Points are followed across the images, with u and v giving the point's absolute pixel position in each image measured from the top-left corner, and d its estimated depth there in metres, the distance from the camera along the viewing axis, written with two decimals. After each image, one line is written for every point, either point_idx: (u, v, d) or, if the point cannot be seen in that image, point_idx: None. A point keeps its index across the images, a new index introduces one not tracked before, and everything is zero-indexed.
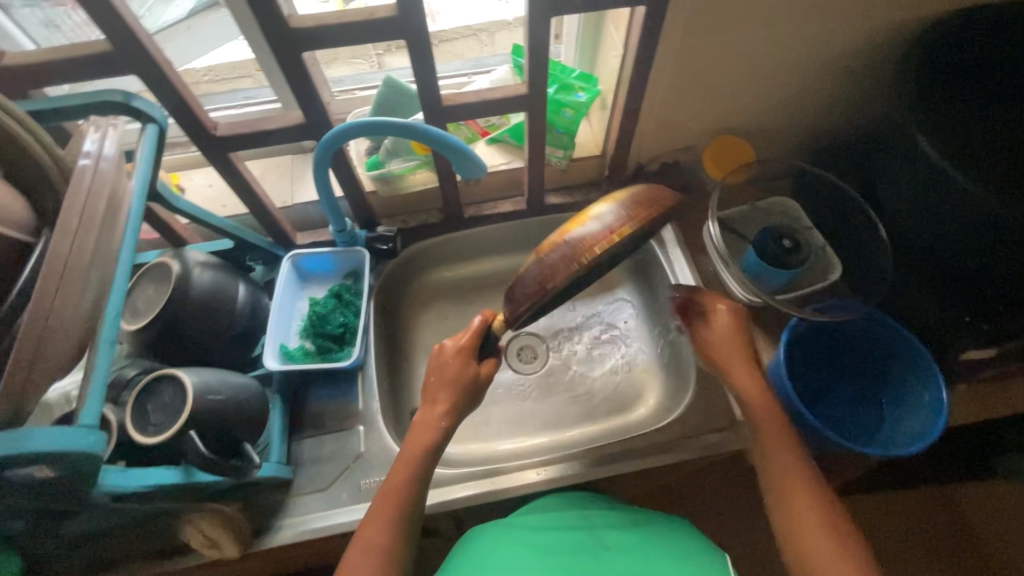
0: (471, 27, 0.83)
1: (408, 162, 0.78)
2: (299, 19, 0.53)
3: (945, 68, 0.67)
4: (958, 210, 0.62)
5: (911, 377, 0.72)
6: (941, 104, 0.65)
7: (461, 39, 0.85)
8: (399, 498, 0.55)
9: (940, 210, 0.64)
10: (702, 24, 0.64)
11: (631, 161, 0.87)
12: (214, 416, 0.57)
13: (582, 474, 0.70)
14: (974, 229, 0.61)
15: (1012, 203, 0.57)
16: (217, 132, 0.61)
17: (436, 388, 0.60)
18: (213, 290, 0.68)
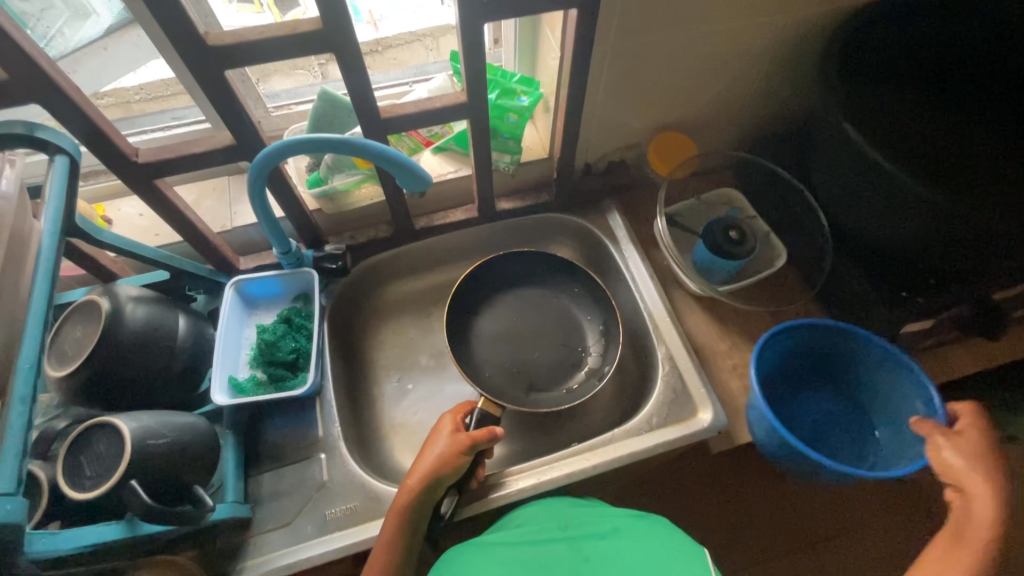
0: (415, 33, 0.82)
1: (351, 177, 0.75)
2: (217, 35, 0.50)
3: (857, 56, 0.70)
4: (885, 193, 0.64)
5: (900, 386, 0.70)
6: (859, 93, 0.68)
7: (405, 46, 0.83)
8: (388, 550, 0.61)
9: (872, 192, 0.66)
10: (635, 24, 0.64)
11: (579, 162, 0.87)
12: (158, 462, 0.54)
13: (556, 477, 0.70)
14: (903, 208, 0.64)
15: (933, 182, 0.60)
16: (138, 159, 0.58)
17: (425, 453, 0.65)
18: (148, 326, 0.64)
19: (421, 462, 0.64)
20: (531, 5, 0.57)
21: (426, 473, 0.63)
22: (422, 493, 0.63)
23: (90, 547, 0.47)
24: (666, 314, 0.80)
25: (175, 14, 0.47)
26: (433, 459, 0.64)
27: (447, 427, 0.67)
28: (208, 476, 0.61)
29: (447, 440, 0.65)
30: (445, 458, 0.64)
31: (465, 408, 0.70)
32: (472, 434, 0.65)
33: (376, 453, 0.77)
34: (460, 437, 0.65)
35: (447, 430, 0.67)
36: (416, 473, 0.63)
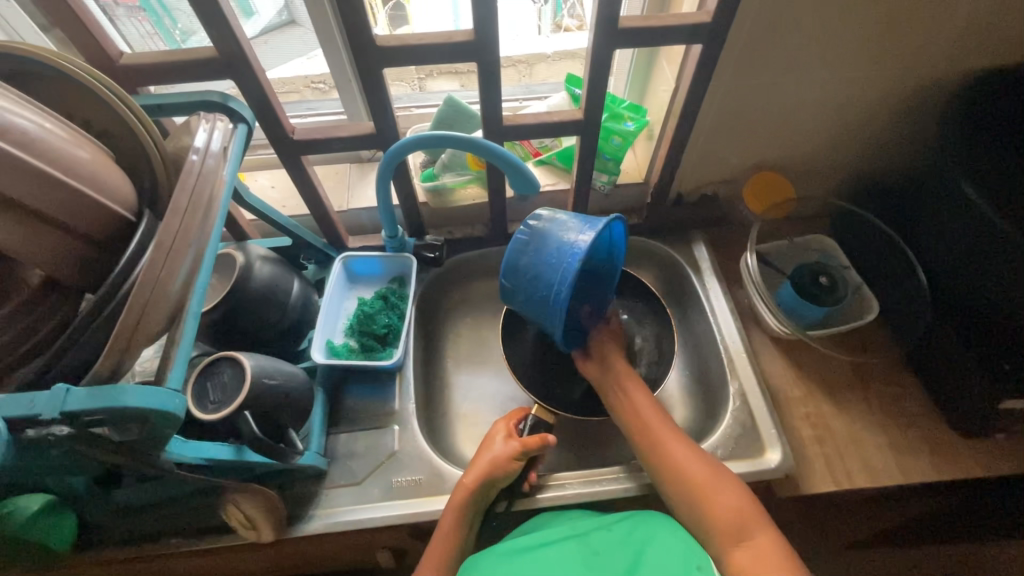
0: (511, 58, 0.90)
1: (461, 177, 0.82)
2: (384, 37, 0.58)
3: (991, 114, 0.69)
4: (998, 252, 0.64)
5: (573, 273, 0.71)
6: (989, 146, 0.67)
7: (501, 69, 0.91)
8: (451, 536, 0.65)
9: (990, 256, 0.66)
10: (754, 63, 0.67)
11: (673, 190, 0.89)
12: (267, 400, 0.61)
13: (617, 485, 0.71)
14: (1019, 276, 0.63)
15: None
16: (294, 135, 0.66)
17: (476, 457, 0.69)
18: (271, 282, 0.72)
19: (475, 461, 0.68)
20: (660, 37, 0.61)
21: (479, 471, 0.67)
22: (476, 492, 0.66)
23: (208, 462, 0.54)
24: (743, 349, 0.80)
25: (356, 15, 0.54)
26: (489, 460, 0.67)
27: (499, 433, 0.71)
28: (300, 424, 0.68)
29: (499, 444, 0.69)
30: (495, 460, 0.67)
31: (517, 416, 0.74)
32: (525, 441, 0.69)
33: (442, 434, 0.81)
34: (512, 444, 0.69)
35: (502, 435, 0.71)
36: (470, 472, 0.67)
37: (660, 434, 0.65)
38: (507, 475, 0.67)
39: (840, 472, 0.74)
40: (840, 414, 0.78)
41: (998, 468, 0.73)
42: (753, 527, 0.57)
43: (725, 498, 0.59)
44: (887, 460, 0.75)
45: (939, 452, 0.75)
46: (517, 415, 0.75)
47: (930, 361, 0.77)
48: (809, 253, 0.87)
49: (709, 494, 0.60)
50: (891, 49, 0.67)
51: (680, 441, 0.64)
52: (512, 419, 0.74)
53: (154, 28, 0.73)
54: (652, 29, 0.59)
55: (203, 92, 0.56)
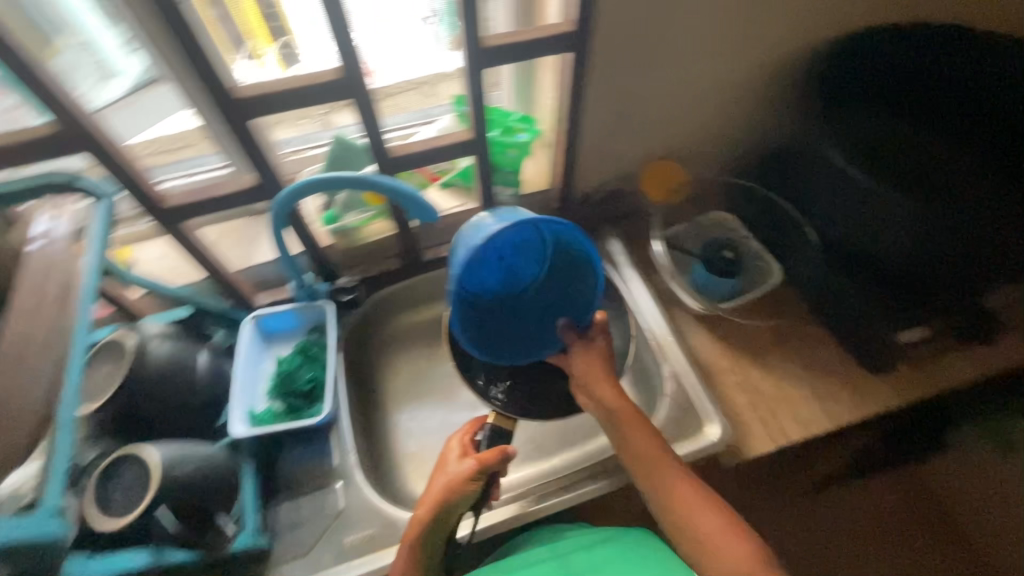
0: None
1: (364, 214, 0.80)
2: (245, 88, 0.55)
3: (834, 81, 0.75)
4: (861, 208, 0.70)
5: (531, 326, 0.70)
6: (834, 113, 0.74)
7: None
8: None
9: (854, 206, 0.72)
10: (623, 63, 0.70)
11: (578, 192, 0.92)
12: (186, 490, 0.56)
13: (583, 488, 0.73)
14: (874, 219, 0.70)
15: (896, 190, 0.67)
16: (169, 202, 0.62)
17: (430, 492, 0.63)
18: (173, 360, 0.67)
19: (430, 490, 0.63)
20: (529, 51, 0.62)
21: (434, 501, 0.61)
22: (433, 525, 0.62)
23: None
24: (669, 333, 0.83)
25: (208, 69, 0.52)
26: (442, 486, 0.62)
27: (454, 451, 0.65)
28: (229, 505, 0.63)
29: (455, 466, 0.63)
30: (451, 484, 0.61)
31: (473, 428, 0.67)
32: (481, 456, 0.62)
33: (391, 479, 0.78)
34: (468, 462, 0.62)
35: (456, 454, 0.65)
36: (426, 505, 0.61)
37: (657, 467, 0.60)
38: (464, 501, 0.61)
39: (776, 431, 0.78)
40: (767, 376, 0.83)
41: (910, 395, 0.80)
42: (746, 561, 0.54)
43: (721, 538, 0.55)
44: (814, 410, 0.79)
45: (856, 391, 0.81)
46: (475, 426, 0.67)
47: (834, 309, 0.83)
48: (712, 230, 0.91)
49: (704, 533, 0.56)
50: (742, 33, 0.72)
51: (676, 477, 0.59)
52: (472, 433, 0.67)
53: None
54: (518, 44, 0.61)
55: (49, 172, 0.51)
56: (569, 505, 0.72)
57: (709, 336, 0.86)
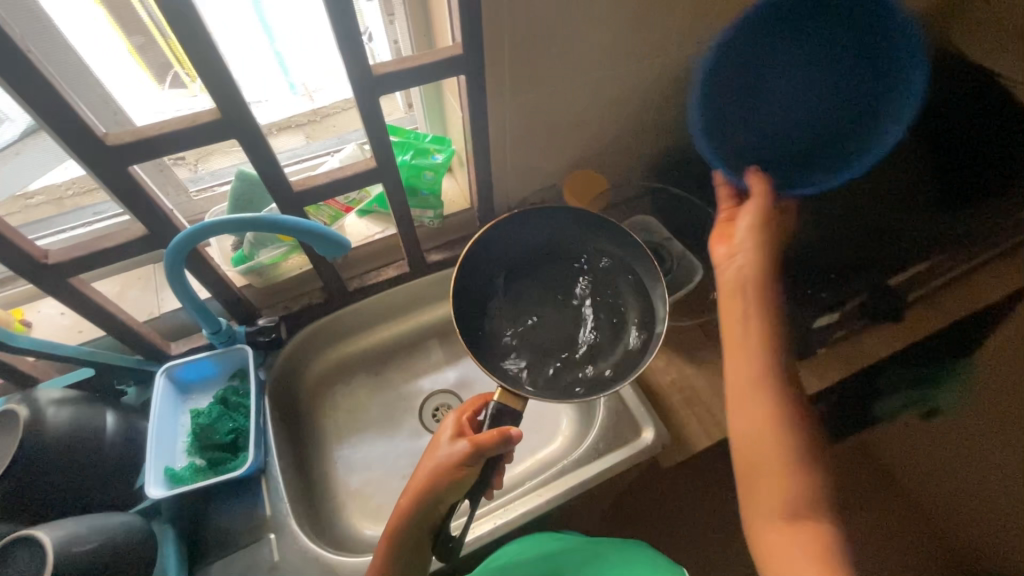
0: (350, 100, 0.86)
1: (276, 249, 0.77)
2: (118, 135, 0.52)
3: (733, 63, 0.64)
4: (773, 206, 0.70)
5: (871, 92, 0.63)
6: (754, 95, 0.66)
7: (342, 113, 0.88)
8: None
9: None
10: (523, 80, 0.71)
11: (501, 207, 0.91)
12: (87, 569, 0.52)
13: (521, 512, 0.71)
14: None
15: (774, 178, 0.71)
16: (48, 260, 0.58)
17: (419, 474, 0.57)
18: (74, 427, 0.62)
19: (418, 474, 0.57)
20: (422, 76, 0.61)
21: (424, 482, 0.55)
22: (420, 511, 0.56)
23: None
24: None
25: (70, 119, 0.48)
26: (428, 471, 0.56)
27: (448, 431, 0.58)
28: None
29: (447, 446, 0.56)
30: (438, 466, 0.55)
31: (476, 406, 0.61)
32: (476, 438, 0.55)
33: (330, 521, 0.75)
34: (457, 443, 0.55)
35: (449, 435, 0.58)
36: (416, 485, 0.56)
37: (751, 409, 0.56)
38: (452, 488, 0.55)
39: (712, 425, 0.80)
40: (699, 372, 0.85)
41: (830, 377, 0.83)
42: (803, 522, 0.51)
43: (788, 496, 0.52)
44: None
45: None
46: (477, 405, 0.60)
47: None
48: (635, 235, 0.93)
49: (766, 501, 0.53)
50: (638, 44, 0.74)
51: (770, 427, 0.54)
52: (471, 413, 0.60)
53: None
54: (411, 70, 0.60)
55: None
56: (511, 527, 0.70)
57: None
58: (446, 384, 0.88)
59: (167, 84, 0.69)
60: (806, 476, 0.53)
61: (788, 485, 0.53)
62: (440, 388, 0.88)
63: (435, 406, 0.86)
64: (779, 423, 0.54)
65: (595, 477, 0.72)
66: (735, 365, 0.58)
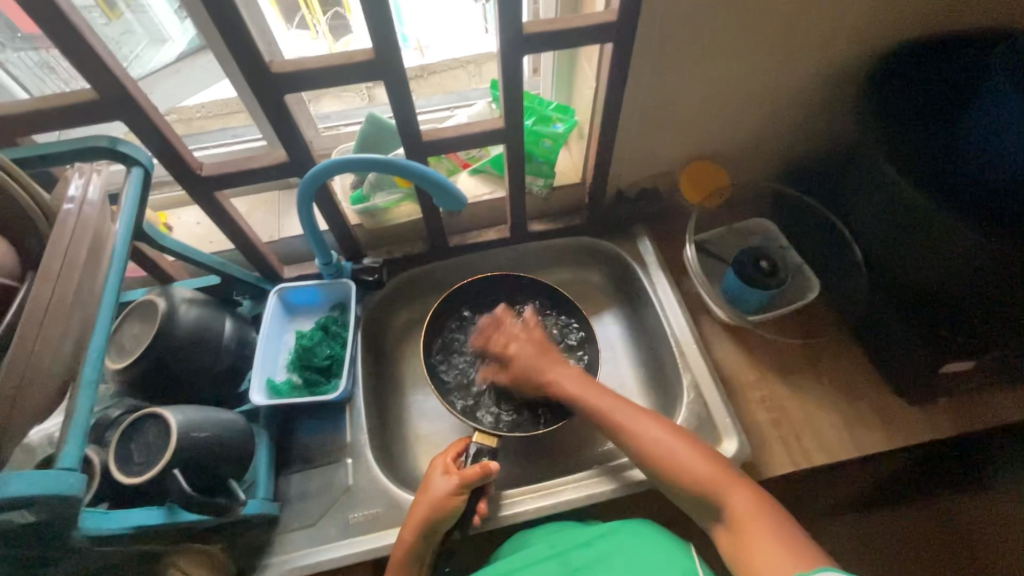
0: (458, 59, 0.91)
1: (392, 196, 0.80)
2: (280, 64, 0.55)
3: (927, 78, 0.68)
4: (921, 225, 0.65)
5: None
6: None
7: (448, 71, 0.93)
8: None
9: (896, 209, 0.68)
10: (668, 57, 0.67)
11: (611, 187, 0.89)
12: (199, 455, 0.57)
13: (592, 489, 0.71)
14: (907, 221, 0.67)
15: (936, 196, 0.63)
16: (202, 172, 0.63)
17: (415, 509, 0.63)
18: (200, 326, 0.68)
19: (413, 511, 0.63)
20: (569, 39, 0.60)
21: (420, 521, 0.62)
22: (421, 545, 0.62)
23: (134, 529, 0.50)
24: (693, 341, 0.81)
25: (243, 42, 0.51)
26: (426, 506, 0.62)
27: (437, 471, 0.65)
28: (242, 472, 0.65)
29: (433, 482, 0.63)
30: (433, 501, 0.62)
31: (457, 448, 0.68)
32: (464, 473, 0.63)
33: (400, 460, 0.79)
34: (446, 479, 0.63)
35: (439, 473, 0.65)
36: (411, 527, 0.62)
37: (664, 442, 0.61)
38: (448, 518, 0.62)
39: (797, 452, 0.75)
40: (793, 394, 0.79)
41: (943, 430, 0.75)
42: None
43: (744, 516, 0.55)
44: (842, 436, 0.76)
45: (888, 418, 0.77)
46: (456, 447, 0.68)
47: (871, 332, 0.79)
48: (750, 238, 0.88)
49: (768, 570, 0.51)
50: (801, 33, 0.68)
51: (694, 456, 0.60)
52: (451, 455, 0.67)
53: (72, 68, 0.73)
54: (559, 31, 0.58)
55: (89, 137, 0.52)
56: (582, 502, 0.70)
57: (734, 349, 0.84)
58: None
59: (295, 24, 0.76)
60: (747, 486, 0.57)
61: (738, 506, 0.56)
62: None
63: None
64: (689, 445, 0.61)
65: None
66: (612, 413, 0.65)
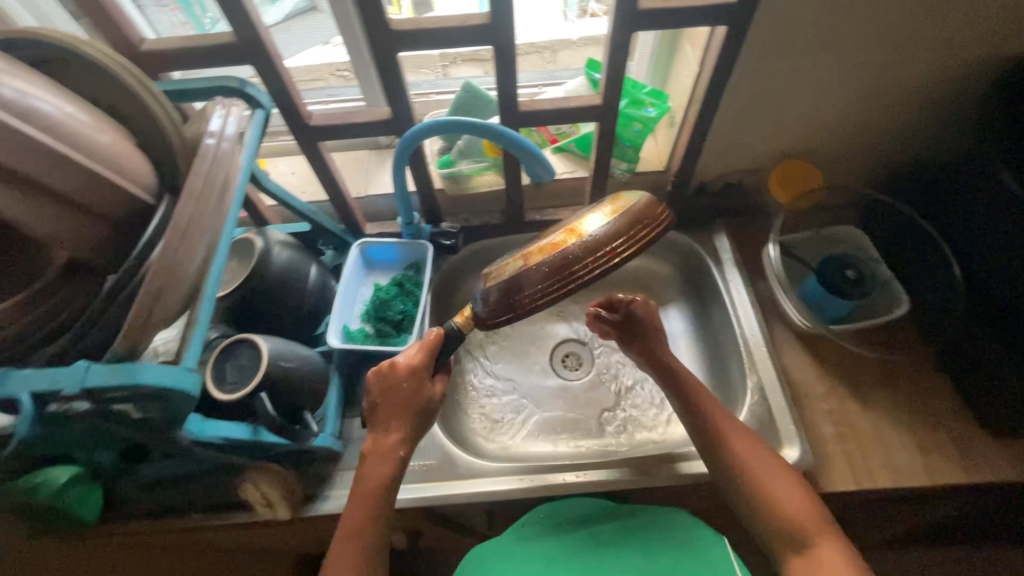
0: (534, 45, 0.91)
1: (477, 164, 0.82)
2: (399, 22, 0.57)
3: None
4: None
5: None
6: None
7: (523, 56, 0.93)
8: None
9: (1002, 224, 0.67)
10: (782, 44, 0.65)
11: (696, 178, 0.87)
12: (281, 383, 0.62)
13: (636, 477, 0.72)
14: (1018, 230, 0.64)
15: None
16: (311, 122, 0.67)
17: (390, 415, 0.57)
18: (289, 269, 0.72)
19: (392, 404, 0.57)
20: (682, 17, 0.59)
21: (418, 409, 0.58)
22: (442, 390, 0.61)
23: (224, 442, 0.55)
24: (763, 342, 0.79)
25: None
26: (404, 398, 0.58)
27: (406, 366, 0.58)
28: (316, 407, 0.69)
29: (381, 430, 0.58)
30: (429, 414, 0.59)
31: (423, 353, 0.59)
32: (415, 360, 0.59)
33: (454, 421, 0.82)
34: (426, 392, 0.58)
35: (412, 374, 0.58)
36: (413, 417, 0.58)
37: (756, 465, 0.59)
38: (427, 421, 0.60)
39: (862, 471, 0.72)
40: (864, 412, 0.76)
41: None
42: None
43: (832, 566, 0.52)
44: (913, 462, 0.72)
45: (969, 454, 0.72)
46: (431, 342, 0.59)
47: (963, 358, 0.74)
48: (836, 245, 0.85)
49: None
50: (930, 28, 0.64)
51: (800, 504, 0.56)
52: (425, 349, 0.59)
53: (185, 17, 0.74)
54: (674, 10, 0.58)
55: (222, 76, 0.57)
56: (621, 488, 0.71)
57: (804, 358, 0.81)
58: (581, 336, 0.91)
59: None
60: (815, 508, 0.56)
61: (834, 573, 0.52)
62: (575, 337, 0.91)
63: (566, 352, 0.90)
64: (797, 488, 0.58)
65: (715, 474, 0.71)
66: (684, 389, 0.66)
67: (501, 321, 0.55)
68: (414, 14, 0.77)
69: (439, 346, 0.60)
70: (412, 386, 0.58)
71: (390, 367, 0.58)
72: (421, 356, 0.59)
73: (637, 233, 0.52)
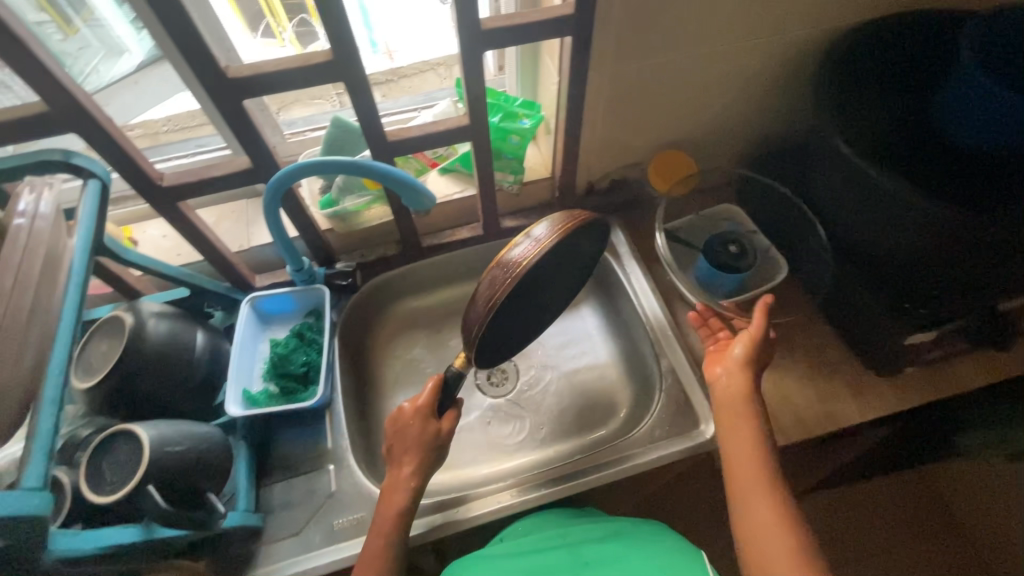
0: (427, 62, 0.90)
1: (361, 198, 0.80)
2: (237, 68, 0.55)
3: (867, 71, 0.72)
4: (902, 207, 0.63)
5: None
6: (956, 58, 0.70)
7: (418, 74, 0.92)
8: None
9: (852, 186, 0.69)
10: (628, 47, 0.68)
11: (582, 180, 0.90)
12: (175, 470, 0.56)
13: (568, 483, 0.72)
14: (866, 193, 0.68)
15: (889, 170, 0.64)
16: (163, 182, 0.62)
17: (400, 451, 0.62)
18: (169, 340, 0.66)
19: (409, 446, 0.62)
20: (527, 32, 0.60)
21: (424, 447, 0.62)
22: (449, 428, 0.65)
23: (108, 551, 0.49)
24: (667, 327, 0.83)
25: (197, 48, 0.51)
26: (410, 441, 0.62)
27: (412, 409, 0.64)
28: (221, 484, 0.64)
29: (395, 467, 0.62)
30: (440, 449, 0.63)
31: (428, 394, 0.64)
32: (418, 401, 0.64)
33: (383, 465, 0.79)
34: (432, 427, 0.63)
35: (417, 416, 0.63)
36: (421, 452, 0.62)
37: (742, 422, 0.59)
38: (437, 458, 0.64)
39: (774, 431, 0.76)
40: (769, 374, 0.81)
41: (912, 399, 0.77)
42: None
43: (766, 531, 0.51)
44: (816, 412, 0.77)
45: (861, 394, 0.78)
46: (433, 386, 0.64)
47: (840, 308, 0.81)
48: (719, 224, 0.90)
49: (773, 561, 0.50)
50: (753, 19, 0.69)
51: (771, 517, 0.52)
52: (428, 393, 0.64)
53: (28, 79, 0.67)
54: (516, 27, 0.59)
55: (40, 149, 0.50)
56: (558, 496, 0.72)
57: None
58: None
59: (259, 33, 0.73)
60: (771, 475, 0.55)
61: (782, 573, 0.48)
62: None
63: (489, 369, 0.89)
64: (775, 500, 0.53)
65: (643, 465, 0.73)
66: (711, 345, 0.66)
67: (479, 331, 0.55)
68: (299, 46, 0.77)
69: (443, 387, 0.65)
70: (418, 424, 0.63)
71: (397, 412, 0.64)
72: (426, 396, 0.64)
73: (562, 228, 0.54)
